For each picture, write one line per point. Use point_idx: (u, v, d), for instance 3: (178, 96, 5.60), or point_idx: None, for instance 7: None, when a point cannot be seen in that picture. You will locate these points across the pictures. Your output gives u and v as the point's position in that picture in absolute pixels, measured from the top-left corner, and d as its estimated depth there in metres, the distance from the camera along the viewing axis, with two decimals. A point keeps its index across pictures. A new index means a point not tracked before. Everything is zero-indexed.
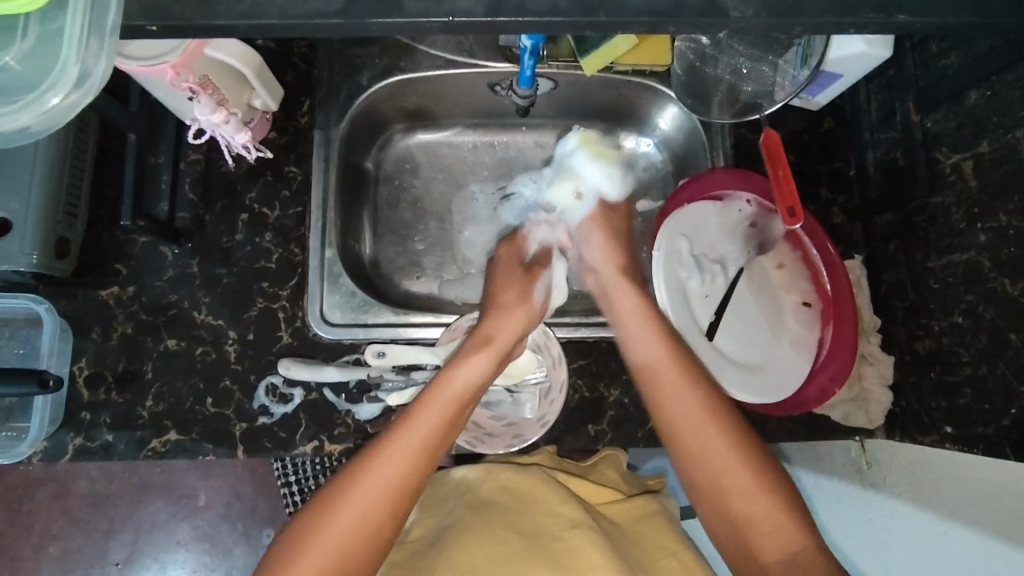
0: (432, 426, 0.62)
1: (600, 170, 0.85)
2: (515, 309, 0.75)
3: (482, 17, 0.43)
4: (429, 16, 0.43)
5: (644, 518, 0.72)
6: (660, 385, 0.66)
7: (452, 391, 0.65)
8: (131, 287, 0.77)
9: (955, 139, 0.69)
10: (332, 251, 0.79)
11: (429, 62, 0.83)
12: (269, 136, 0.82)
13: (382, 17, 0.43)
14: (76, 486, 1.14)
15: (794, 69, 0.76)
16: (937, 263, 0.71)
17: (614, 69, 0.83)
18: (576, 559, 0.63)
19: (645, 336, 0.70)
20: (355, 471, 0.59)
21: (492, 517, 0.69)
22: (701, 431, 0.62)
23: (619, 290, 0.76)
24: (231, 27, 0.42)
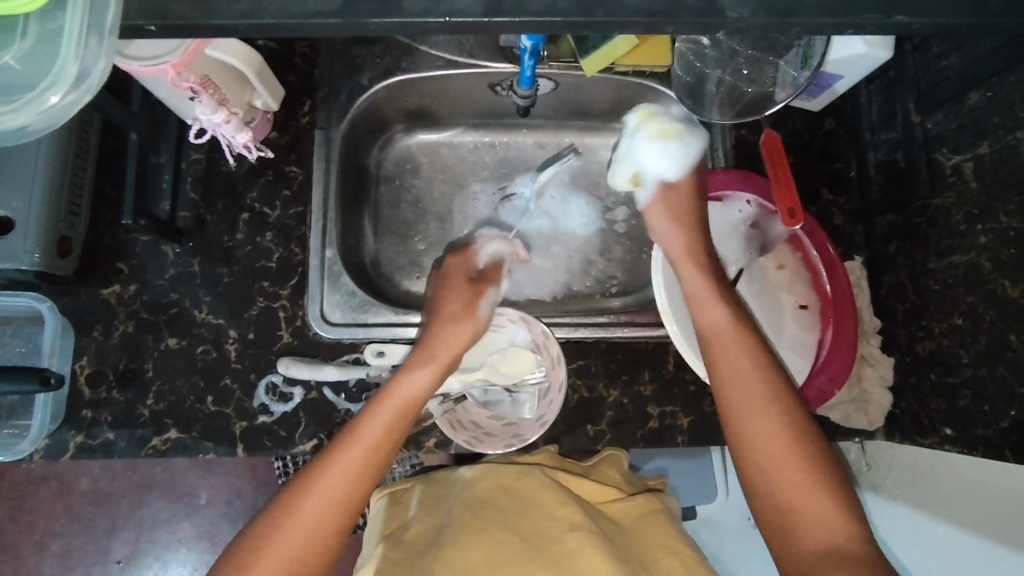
0: (385, 427, 0.64)
1: (661, 151, 0.77)
2: (462, 320, 0.76)
3: (479, 17, 0.43)
4: (427, 16, 0.43)
5: (647, 518, 0.72)
6: (722, 358, 0.65)
7: (404, 394, 0.67)
8: (132, 286, 0.77)
9: (956, 139, 0.68)
10: (333, 250, 0.80)
11: (430, 62, 0.83)
12: (270, 135, 0.82)
13: (380, 17, 0.43)
14: (78, 484, 1.15)
15: (795, 70, 0.76)
16: (938, 264, 0.71)
17: (615, 69, 0.83)
18: (575, 561, 0.63)
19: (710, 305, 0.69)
20: (311, 473, 0.61)
21: (491, 518, 0.69)
22: (753, 409, 0.62)
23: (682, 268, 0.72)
24: (230, 27, 0.43)
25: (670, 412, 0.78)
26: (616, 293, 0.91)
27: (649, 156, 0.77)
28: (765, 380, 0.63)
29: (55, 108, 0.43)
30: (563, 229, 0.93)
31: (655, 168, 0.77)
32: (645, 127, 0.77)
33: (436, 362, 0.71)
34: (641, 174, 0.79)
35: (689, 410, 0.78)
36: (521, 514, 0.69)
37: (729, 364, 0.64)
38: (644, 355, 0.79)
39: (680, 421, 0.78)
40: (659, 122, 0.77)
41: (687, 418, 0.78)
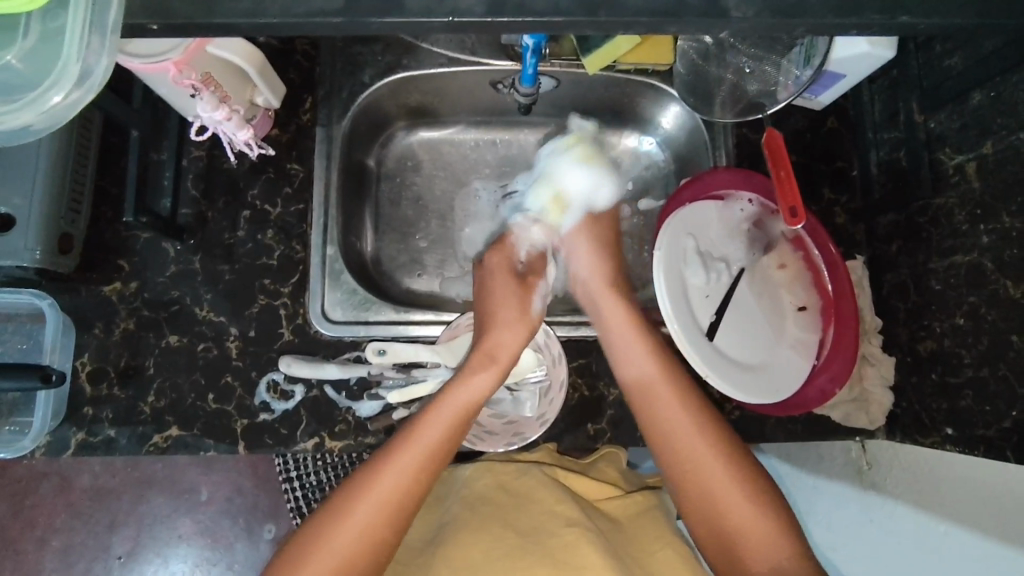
0: (438, 438, 0.64)
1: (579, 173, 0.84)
2: (514, 324, 0.76)
3: (483, 17, 0.43)
4: (431, 15, 0.43)
5: (643, 516, 0.72)
6: (654, 408, 0.68)
7: (460, 399, 0.68)
8: (134, 283, 0.77)
9: (959, 139, 0.68)
10: (334, 248, 0.79)
11: (431, 60, 0.83)
12: (271, 132, 0.82)
13: (384, 16, 0.43)
14: (80, 480, 1.15)
15: (798, 68, 0.77)
16: (940, 264, 0.71)
17: (617, 68, 0.83)
18: (575, 556, 0.63)
19: (638, 350, 0.72)
20: (361, 481, 0.61)
21: (489, 515, 0.69)
22: (692, 448, 0.65)
23: (604, 297, 0.78)
24: (234, 25, 0.43)
25: None
26: None
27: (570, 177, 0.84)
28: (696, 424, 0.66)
29: (58, 107, 0.43)
30: None
31: (579, 190, 0.84)
32: (568, 150, 0.85)
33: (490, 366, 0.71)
34: (567, 198, 0.83)
35: None
36: (518, 509, 0.69)
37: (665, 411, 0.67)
38: None
39: None
40: (588, 150, 0.84)
41: None
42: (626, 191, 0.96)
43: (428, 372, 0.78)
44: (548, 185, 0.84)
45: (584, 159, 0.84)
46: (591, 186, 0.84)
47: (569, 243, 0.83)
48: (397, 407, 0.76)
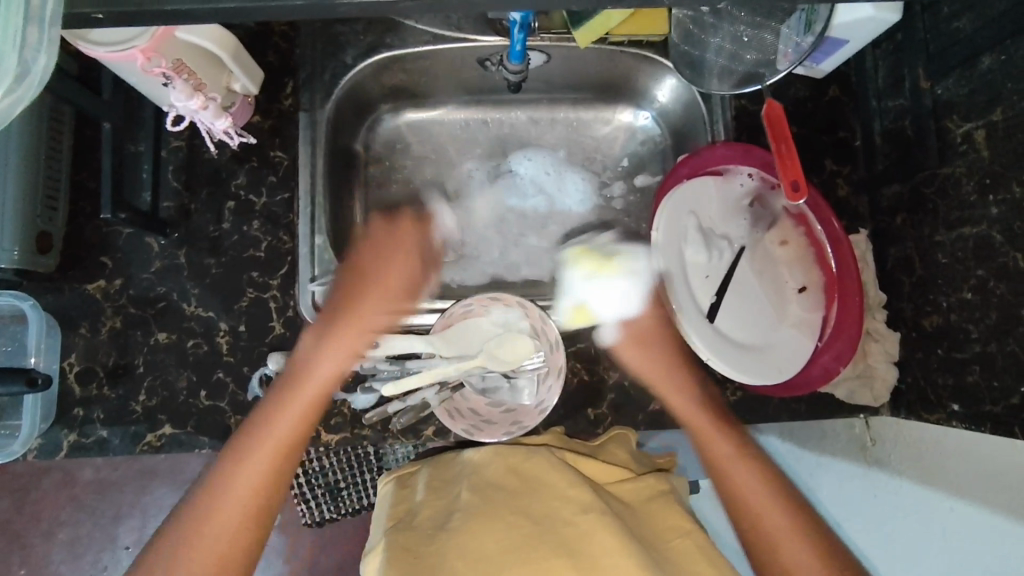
0: (294, 416, 0.60)
1: (607, 287, 0.76)
2: (371, 283, 0.68)
3: None
4: None
5: (657, 500, 0.68)
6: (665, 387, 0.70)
7: (314, 374, 0.62)
8: (118, 280, 0.75)
9: (967, 106, 0.65)
10: (322, 238, 0.76)
11: (417, 37, 0.80)
12: (253, 120, 0.79)
13: None
14: (83, 474, 1.14)
15: (798, 35, 0.74)
16: (946, 237, 0.69)
17: (609, 40, 0.80)
18: (588, 544, 0.60)
19: (671, 375, 0.71)
20: (223, 474, 0.58)
21: (501, 503, 0.66)
22: (700, 428, 0.67)
23: (632, 347, 0.73)
24: (188, 11, 0.39)
25: None
26: None
27: (591, 291, 0.77)
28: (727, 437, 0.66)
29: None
30: (559, 207, 0.92)
31: (627, 291, 0.75)
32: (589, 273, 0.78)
33: (380, 293, 0.68)
34: (586, 308, 0.77)
35: None
36: (531, 496, 0.66)
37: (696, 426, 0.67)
38: None
39: None
40: (598, 262, 0.78)
41: None
42: (621, 168, 0.93)
43: (423, 364, 0.74)
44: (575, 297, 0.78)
45: (605, 265, 0.77)
46: (634, 286, 0.76)
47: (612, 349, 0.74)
48: (392, 400, 0.74)
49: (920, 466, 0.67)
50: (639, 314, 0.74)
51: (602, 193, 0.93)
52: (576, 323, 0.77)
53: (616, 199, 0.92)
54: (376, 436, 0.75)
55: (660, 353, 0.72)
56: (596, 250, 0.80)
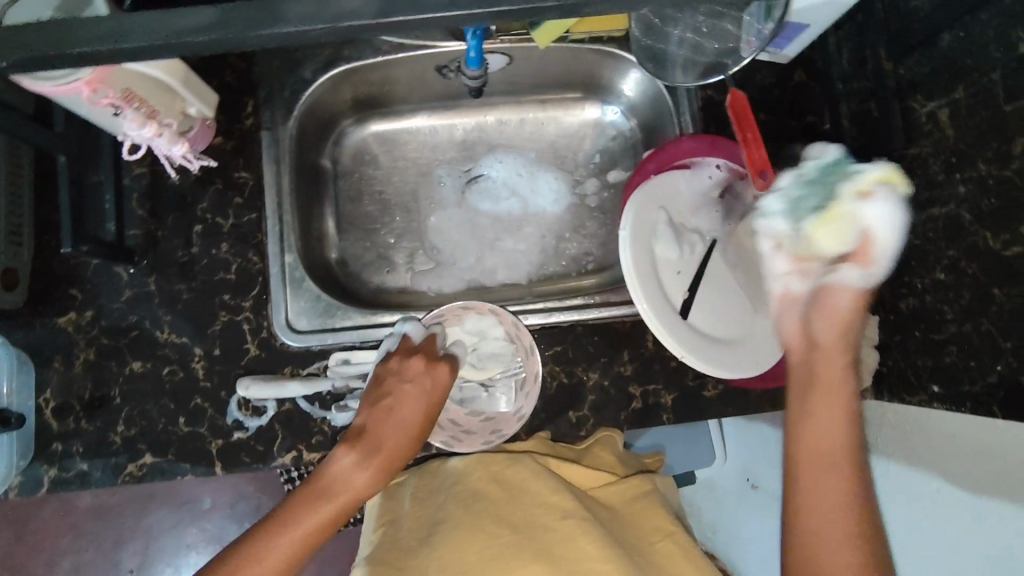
0: (304, 534, 0.57)
1: (881, 210, 0.56)
2: (417, 394, 0.65)
3: (372, 19, 0.39)
4: (313, 23, 0.39)
5: (638, 501, 0.73)
6: (818, 368, 0.57)
7: (342, 495, 0.60)
8: (89, 311, 0.74)
9: (930, 85, 0.65)
10: (293, 256, 0.77)
11: (375, 48, 0.80)
12: (215, 141, 0.78)
13: (260, 27, 0.38)
14: (81, 501, 1.15)
15: (759, 22, 0.72)
16: (917, 218, 0.68)
17: (569, 38, 0.80)
18: (569, 550, 0.63)
19: (832, 343, 0.57)
20: (218, 575, 0.54)
21: (481, 511, 0.68)
22: (820, 402, 0.56)
23: (823, 308, 0.57)
24: (97, 53, 0.39)
25: (654, 391, 0.76)
26: (592, 270, 0.89)
27: (876, 216, 0.55)
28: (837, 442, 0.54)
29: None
30: (533, 207, 0.92)
31: (879, 218, 0.55)
32: (881, 185, 0.56)
33: (426, 394, 0.65)
34: (864, 226, 0.56)
35: (671, 387, 0.77)
36: (512, 502, 0.68)
37: (811, 421, 0.55)
38: (623, 335, 0.78)
39: (664, 399, 0.76)
40: (881, 176, 0.56)
41: (671, 395, 0.77)
42: (594, 165, 0.92)
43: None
44: (840, 212, 0.57)
45: (867, 187, 0.56)
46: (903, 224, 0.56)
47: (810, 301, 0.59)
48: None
49: (906, 447, 0.68)
50: (862, 274, 0.56)
51: (576, 191, 0.92)
52: (833, 239, 0.57)
53: (590, 196, 0.92)
54: None
55: (847, 309, 0.57)
56: (818, 175, 0.60)
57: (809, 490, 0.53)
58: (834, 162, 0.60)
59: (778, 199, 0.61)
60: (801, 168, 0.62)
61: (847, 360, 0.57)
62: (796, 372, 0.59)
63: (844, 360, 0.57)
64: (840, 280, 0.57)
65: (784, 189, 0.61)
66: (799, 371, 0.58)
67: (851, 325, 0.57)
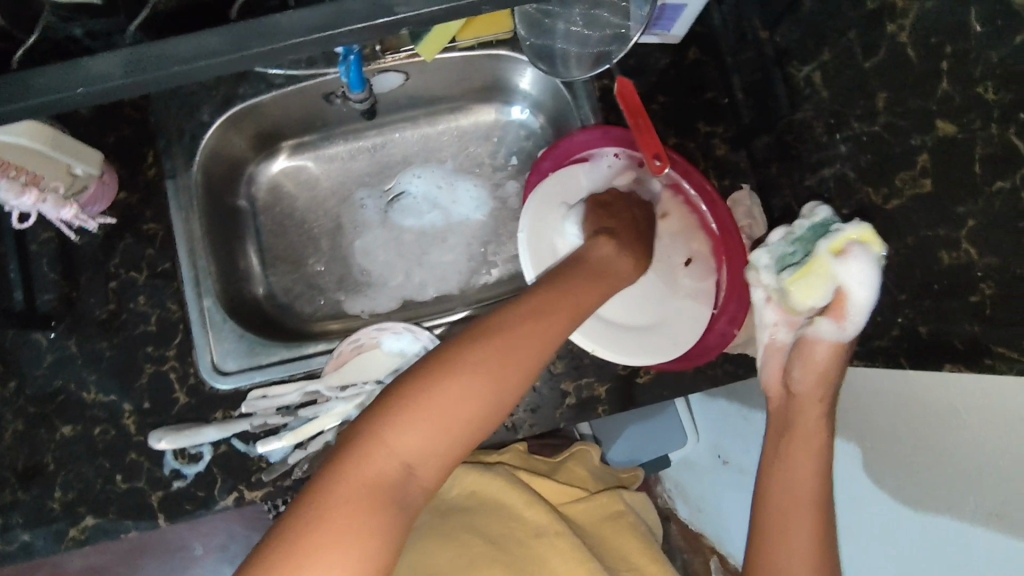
0: (445, 422, 0.54)
1: (853, 271, 0.59)
2: (566, 282, 0.65)
3: (119, 80, 0.40)
4: (61, 91, 0.40)
5: (606, 519, 0.82)
6: (801, 416, 0.64)
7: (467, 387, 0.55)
8: (12, 381, 0.74)
9: (802, 50, 0.65)
10: (211, 299, 0.77)
11: (269, 82, 0.80)
12: (119, 196, 0.78)
13: (10, 102, 0.39)
14: (70, 565, 1.14)
15: (637, 6, 0.73)
16: (814, 180, 0.68)
17: (458, 46, 0.80)
18: (537, 561, 0.73)
19: (814, 395, 0.64)
20: (352, 465, 0.51)
21: (462, 526, 0.75)
22: (801, 444, 0.63)
23: (810, 360, 0.64)
24: None
25: (586, 385, 0.76)
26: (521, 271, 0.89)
27: (850, 274, 0.59)
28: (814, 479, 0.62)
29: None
30: (458, 217, 0.92)
31: (856, 276, 0.59)
32: (862, 244, 0.59)
33: (596, 286, 0.66)
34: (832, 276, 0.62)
35: (603, 379, 0.76)
36: (490, 514, 0.76)
37: (795, 450, 0.63)
38: None
39: (597, 391, 0.76)
40: (855, 235, 0.59)
41: (604, 387, 0.76)
42: (511, 166, 0.92)
43: (318, 408, 0.74)
44: (824, 263, 0.62)
45: (844, 245, 0.60)
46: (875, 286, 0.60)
47: (819, 341, 0.63)
48: (294, 449, 0.73)
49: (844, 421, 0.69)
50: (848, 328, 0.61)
51: (497, 195, 0.92)
52: (809, 291, 0.64)
53: (511, 198, 0.92)
54: (296, 485, 0.73)
55: (823, 361, 0.63)
56: (806, 234, 0.64)
57: (768, 516, 0.62)
58: (823, 224, 0.63)
59: (765, 254, 0.67)
60: (792, 226, 0.66)
61: (824, 410, 0.64)
62: (775, 415, 0.67)
63: (820, 408, 0.64)
64: (817, 333, 0.63)
65: (774, 246, 0.67)
66: (778, 416, 0.66)
67: (835, 373, 0.63)
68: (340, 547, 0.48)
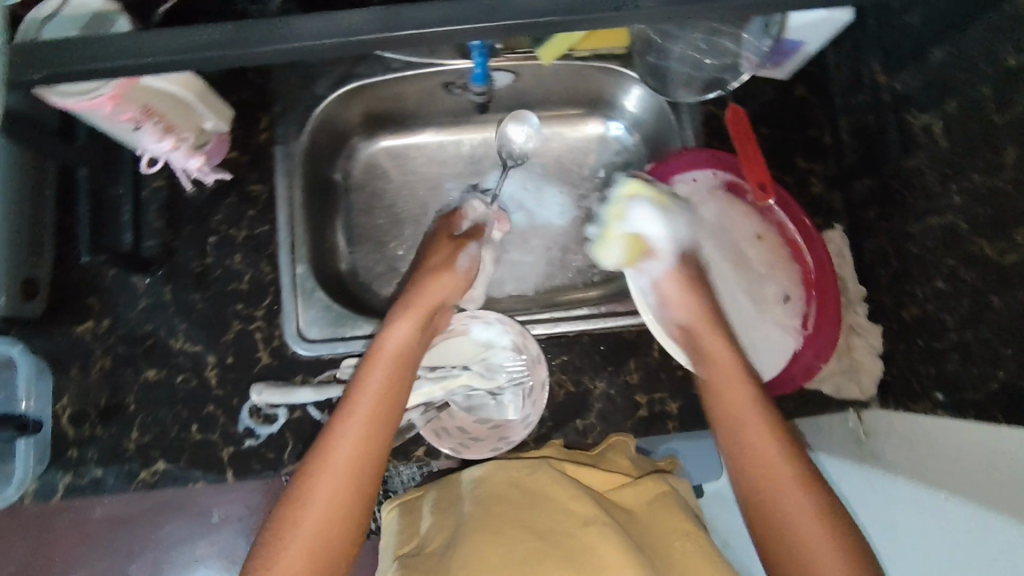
0: (373, 401, 0.64)
1: (648, 215, 0.76)
2: (443, 272, 0.76)
3: (374, 34, 0.44)
4: (314, 41, 0.44)
5: (659, 501, 0.67)
6: (720, 381, 0.66)
7: (388, 352, 0.68)
8: (105, 320, 0.77)
9: (924, 98, 0.66)
10: (304, 266, 0.79)
11: (385, 65, 0.82)
12: (230, 155, 0.81)
13: (270, 45, 0.44)
14: None
15: (756, 39, 0.75)
16: (916, 227, 0.69)
17: (574, 55, 0.82)
18: (593, 557, 0.59)
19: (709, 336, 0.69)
20: (310, 460, 0.61)
21: (501, 518, 0.64)
22: (736, 404, 0.65)
23: (704, 325, 0.70)
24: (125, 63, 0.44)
25: (659, 400, 0.77)
26: (599, 281, 0.89)
27: (643, 221, 0.76)
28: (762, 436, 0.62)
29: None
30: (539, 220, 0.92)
31: (646, 218, 0.76)
32: (638, 194, 0.76)
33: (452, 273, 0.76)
34: (636, 236, 0.77)
35: (676, 396, 0.77)
36: (534, 508, 0.65)
37: (733, 404, 0.65)
38: (628, 345, 0.79)
39: (668, 407, 0.77)
40: (631, 189, 0.77)
41: (676, 404, 0.77)
42: (599, 179, 0.93)
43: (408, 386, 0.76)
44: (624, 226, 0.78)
45: (625, 205, 0.77)
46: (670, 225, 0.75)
47: (664, 290, 0.72)
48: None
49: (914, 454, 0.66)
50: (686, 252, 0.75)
51: (582, 205, 0.93)
52: (614, 249, 0.79)
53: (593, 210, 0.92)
54: None
55: (676, 291, 0.72)
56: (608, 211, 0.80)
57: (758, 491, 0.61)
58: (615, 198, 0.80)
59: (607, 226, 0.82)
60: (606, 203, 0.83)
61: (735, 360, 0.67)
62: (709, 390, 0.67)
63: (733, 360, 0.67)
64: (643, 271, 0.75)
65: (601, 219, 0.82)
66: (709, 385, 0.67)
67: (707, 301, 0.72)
68: (318, 510, 0.59)
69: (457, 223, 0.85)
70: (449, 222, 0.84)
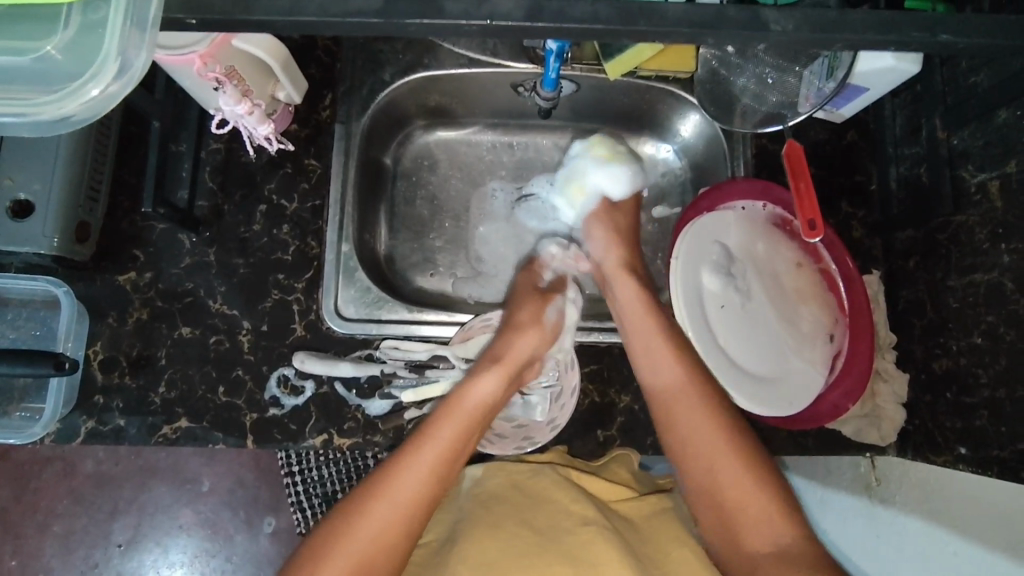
0: (451, 440, 0.64)
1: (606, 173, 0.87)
2: (529, 329, 0.76)
3: (520, 22, 0.43)
4: (468, 18, 0.42)
5: (657, 519, 0.70)
6: (654, 365, 0.70)
7: (472, 402, 0.67)
8: (148, 273, 0.77)
9: (982, 156, 0.67)
10: (348, 246, 0.80)
11: (452, 60, 0.83)
12: (291, 127, 0.82)
13: (420, 18, 0.42)
14: (84, 466, 1.03)
15: (820, 81, 0.75)
16: (958, 282, 0.70)
17: (638, 74, 0.83)
18: (591, 557, 0.62)
19: (642, 315, 0.74)
20: (378, 478, 0.61)
21: (504, 514, 0.68)
22: (674, 394, 0.67)
23: (618, 279, 0.79)
24: (270, 22, 0.42)
25: None
26: None
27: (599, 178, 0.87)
28: (718, 432, 0.64)
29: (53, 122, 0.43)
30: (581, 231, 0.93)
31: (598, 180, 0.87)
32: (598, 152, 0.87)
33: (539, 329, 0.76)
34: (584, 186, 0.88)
35: None
36: (536, 508, 0.68)
37: (669, 392, 0.68)
38: None
39: None
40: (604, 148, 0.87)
41: None
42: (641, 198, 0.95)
43: (441, 373, 0.78)
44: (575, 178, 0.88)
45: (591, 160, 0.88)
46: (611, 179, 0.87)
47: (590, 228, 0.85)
48: (408, 407, 0.76)
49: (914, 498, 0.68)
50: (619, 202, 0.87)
51: None
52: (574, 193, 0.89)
53: None
54: (386, 443, 0.75)
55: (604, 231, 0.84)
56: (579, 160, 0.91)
57: (694, 467, 0.64)
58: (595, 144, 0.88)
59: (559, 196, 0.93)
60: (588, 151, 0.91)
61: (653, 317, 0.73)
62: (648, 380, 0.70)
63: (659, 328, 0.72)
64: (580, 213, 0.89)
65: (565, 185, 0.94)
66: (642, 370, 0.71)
67: (628, 257, 0.82)
68: (379, 530, 0.58)
69: (540, 273, 0.85)
70: (532, 272, 0.85)
